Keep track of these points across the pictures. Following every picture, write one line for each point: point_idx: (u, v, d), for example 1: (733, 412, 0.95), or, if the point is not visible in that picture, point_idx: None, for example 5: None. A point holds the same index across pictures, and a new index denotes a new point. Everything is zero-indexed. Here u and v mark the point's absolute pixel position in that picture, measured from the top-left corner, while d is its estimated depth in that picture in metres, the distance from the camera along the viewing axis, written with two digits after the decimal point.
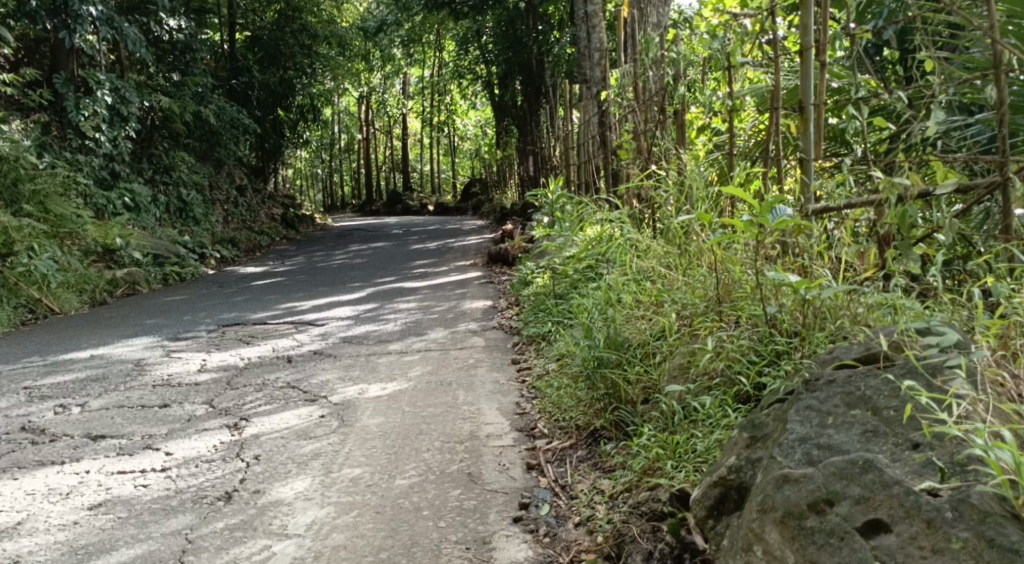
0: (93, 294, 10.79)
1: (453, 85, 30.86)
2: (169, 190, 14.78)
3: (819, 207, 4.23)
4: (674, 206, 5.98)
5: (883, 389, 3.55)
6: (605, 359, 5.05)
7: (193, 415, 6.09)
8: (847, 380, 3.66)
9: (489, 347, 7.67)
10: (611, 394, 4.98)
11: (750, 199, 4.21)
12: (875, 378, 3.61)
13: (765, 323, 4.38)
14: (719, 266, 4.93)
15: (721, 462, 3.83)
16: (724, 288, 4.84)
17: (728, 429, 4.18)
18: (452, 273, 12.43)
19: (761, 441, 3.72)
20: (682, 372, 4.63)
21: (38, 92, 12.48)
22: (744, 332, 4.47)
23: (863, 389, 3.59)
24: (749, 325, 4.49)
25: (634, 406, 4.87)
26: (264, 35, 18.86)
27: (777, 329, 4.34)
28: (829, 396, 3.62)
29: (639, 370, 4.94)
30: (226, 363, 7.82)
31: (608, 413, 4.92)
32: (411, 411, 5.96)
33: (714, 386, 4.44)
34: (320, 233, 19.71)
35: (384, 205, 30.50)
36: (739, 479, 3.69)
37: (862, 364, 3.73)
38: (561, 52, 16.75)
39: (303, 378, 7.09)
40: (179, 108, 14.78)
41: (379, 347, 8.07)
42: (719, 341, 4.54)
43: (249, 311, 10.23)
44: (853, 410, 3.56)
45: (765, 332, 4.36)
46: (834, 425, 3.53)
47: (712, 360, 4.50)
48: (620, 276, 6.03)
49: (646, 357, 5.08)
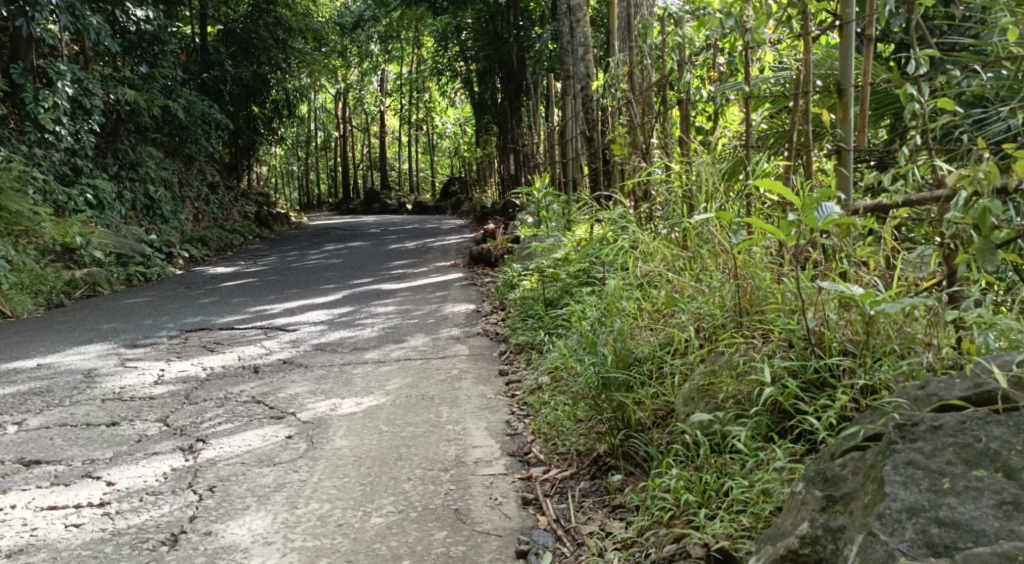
0: (50, 296, 10.11)
1: (431, 83, 30.20)
2: (135, 187, 14.06)
3: (869, 205, 3.73)
4: (682, 205, 5.45)
5: (1013, 443, 3.08)
6: (610, 376, 4.45)
7: (143, 436, 5.55)
8: (959, 429, 3.17)
9: (474, 356, 7.05)
10: (616, 419, 4.36)
11: (788, 194, 3.66)
12: (999, 426, 3.14)
13: (804, 340, 3.89)
14: (739, 273, 4.42)
15: (785, 527, 3.28)
16: (746, 298, 4.33)
17: (772, 473, 3.61)
18: (433, 274, 11.82)
19: (840, 505, 3.19)
20: (702, 394, 4.07)
21: None
22: (777, 351, 3.98)
23: (986, 442, 3.11)
24: (781, 341, 4.00)
25: (646, 432, 4.29)
26: (237, 28, 18.20)
27: (818, 344, 3.87)
28: (938, 449, 3.13)
29: (651, 390, 4.37)
30: (185, 374, 7.16)
31: (616, 440, 4.31)
32: (389, 431, 5.33)
33: (745, 414, 3.91)
34: (295, 231, 19.01)
35: (361, 205, 29.83)
36: (816, 552, 3.13)
37: (972, 405, 3.28)
38: (541, 47, 16.12)
39: (270, 392, 6.44)
40: (146, 101, 14.08)
41: (356, 356, 7.44)
42: (748, 359, 4.04)
43: (216, 314, 9.57)
44: (975, 470, 3.05)
45: (803, 350, 3.89)
46: (954, 493, 3.00)
47: (741, 381, 3.98)
48: (621, 283, 5.47)
49: (657, 376, 4.53)
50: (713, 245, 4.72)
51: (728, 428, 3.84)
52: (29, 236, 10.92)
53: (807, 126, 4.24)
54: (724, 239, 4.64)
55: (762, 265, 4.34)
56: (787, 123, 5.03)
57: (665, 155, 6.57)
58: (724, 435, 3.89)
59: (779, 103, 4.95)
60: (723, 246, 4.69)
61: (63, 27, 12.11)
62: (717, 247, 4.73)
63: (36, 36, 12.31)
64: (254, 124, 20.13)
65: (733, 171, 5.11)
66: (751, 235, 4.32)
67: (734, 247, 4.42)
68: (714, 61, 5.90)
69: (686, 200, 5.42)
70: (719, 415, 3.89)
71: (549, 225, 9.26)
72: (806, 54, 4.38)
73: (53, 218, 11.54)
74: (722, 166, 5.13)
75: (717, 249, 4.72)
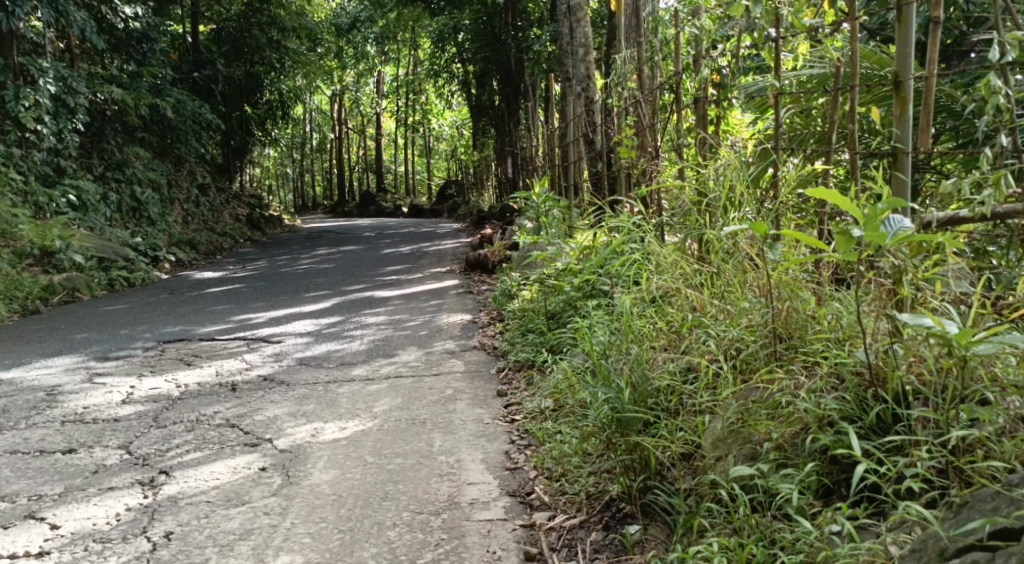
0: (25, 302, 9.53)
1: (428, 84, 29.56)
2: (121, 188, 13.48)
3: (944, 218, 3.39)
4: (701, 213, 4.94)
5: None
6: (628, 412, 3.96)
7: (101, 466, 4.99)
8: None
9: (469, 374, 6.46)
10: (632, 460, 3.88)
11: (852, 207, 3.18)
12: None
13: (857, 378, 3.48)
14: (775, 292, 3.97)
15: None
16: (782, 322, 3.92)
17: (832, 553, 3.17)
18: (427, 281, 11.26)
19: None
20: (735, 437, 3.66)
21: None
22: (825, 389, 3.58)
23: None
24: (829, 376, 3.61)
25: (667, 477, 3.82)
26: (229, 27, 17.63)
27: (878, 381, 3.45)
28: None
29: (673, 426, 3.89)
30: (157, 393, 6.57)
31: (634, 485, 3.85)
32: (375, 464, 4.76)
33: (790, 464, 3.50)
34: (287, 234, 18.41)
35: (357, 207, 29.25)
36: None
37: None
38: (540, 47, 15.48)
39: (246, 415, 5.87)
40: (133, 100, 13.49)
41: (342, 371, 6.88)
42: (792, 399, 3.61)
43: (197, 324, 8.99)
44: None
45: (858, 389, 3.47)
46: None
47: (781, 423, 3.59)
48: (634, 299, 4.95)
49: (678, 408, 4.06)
50: (743, 260, 4.23)
51: (775, 485, 3.40)
52: (6, 239, 10.40)
53: (855, 124, 3.75)
54: (757, 254, 4.17)
55: (802, 286, 3.93)
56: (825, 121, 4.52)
57: (678, 157, 5.99)
58: (770, 491, 3.44)
59: (814, 99, 4.46)
60: (754, 262, 4.21)
61: (45, 22, 11.52)
62: (745, 262, 4.24)
63: (18, 32, 11.73)
64: (247, 125, 19.54)
65: (761, 173, 4.61)
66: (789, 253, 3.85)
67: (769, 264, 3.95)
68: (735, 54, 5.33)
69: (705, 208, 4.91)
70: (762, 469, 3.46)
71: (549, 231, 8.69)
72: (853, 41, 3.86)
73: (32, 220, 10.98)
74: (749, 170, 4.60)
75: (747, 265, 4.23)
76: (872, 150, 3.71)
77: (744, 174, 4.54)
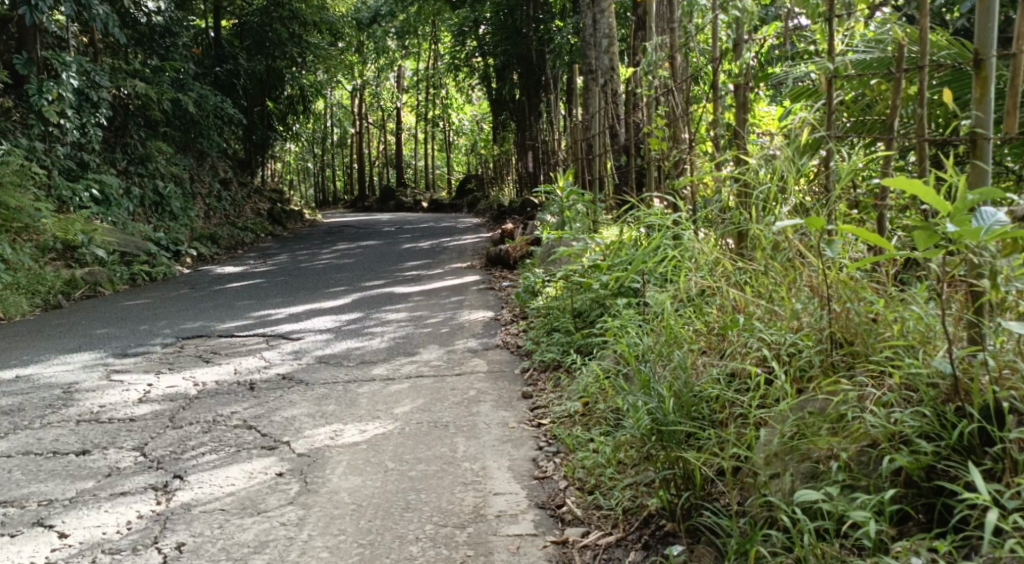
0: (48, 296, 9.39)
1: (448, 79, 29.38)
2: (144, 182, 13.32)
3: None
4: (743, 210, 4.75)
5: None
6: (672, 424, 3.78)
7: (116, 469, 4.82)
8: None
9: (493, 375, 6.26)
10: (675, 475, 3.72)
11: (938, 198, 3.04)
12: None
13: (933, 390, 3.30)
14: (832, 293, 3.80)
15: None
16: (841, 326, 3.75)
17: None
18: (448, 276, 11.05)
19: None
20: (788, 452, 3.48)
21: None
22: (897, 402, 3.40)
23: None
24: (901, 387, 3.43)
25: (714, 499, 3.65)
26: (252, 21, 17.43)
27: (961, 394, 3.26)
28: None
29: (721, 438, 3.71)
30: (174, 392, 6.39)
31: (679, 506, 3.68)
32: (396, 471, 4.57)
33: (859, 486, 3.31)
34: (309, 228, 18.27)
35: (377, 202, 29.10)
36: None
37: None
38: (563, 40, 15.25)
39: (264, 416, 5.67)
40: (156, 95, 13.36)
41: (363, 371, 6.67)
42: (858, 413, 3.42)
43: (217, 319, 8.82)
44: None
45: (935, 404, 3.29)
46: None
47: (844, 438, 3.41)
48: (671, 298, 4.76)
49: (723, 421, 3.88)
50: (794, 259, 4.03)
51: (846, 512, 3.20)
52: (29, 233, 10.25)
53: (923, 107, 3.67)
54: (810, 251, 3.97)
55: (865, 286, 3.76)
56: (886, 107, 4.36)
57: (717, 149, 5.78)
58: (837, 517, 3.25)
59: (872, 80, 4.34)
60: (807, 260, 4.01)
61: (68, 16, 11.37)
62: (796, 261, 4.03)
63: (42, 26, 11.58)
64: (268, 119, 19.39)
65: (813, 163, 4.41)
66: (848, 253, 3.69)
67: (826, 264, 3.79)
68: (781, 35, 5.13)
69: (749, 203, 4.71)
70: (833, 496, 3.26)
71: (574, 226, 8.48)
72: (922, 19, 3.78)
73: (55, 214, 10.83)
74: (802, 159, 4.37)
75: (798, 263, 4.04)
76: (942, 136, 3.60)
77: (797, 164, 4.31)
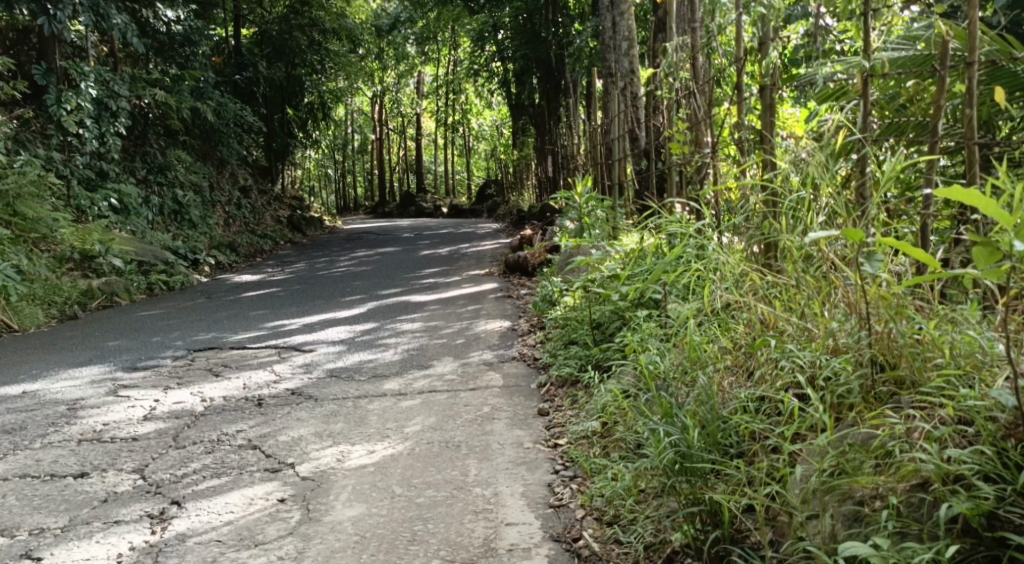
0: (64, 307, 9.21)
1: (468, 83, 29.16)
2: (163, 191, 13.15)
3: None
4: (770, 220, 4.51)
5: None
6: (698, 456, 3.60)
7: (112, 495, 4.56)
8: None
9: (508, 390, 5.99)
10: (703, 512, 3.52)
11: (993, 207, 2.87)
12: None
13: (992, 425, 3.06)
14: (869, 311, 3.59)
15: None
16: (882, 347, 3.53)
17: None
18: (466, 284, 10.81)
19: None
20: (827, 490, 3.24)
21: (16, 84, 10.88)
22: (951, 437, 3.14)
23: None
24: (955, 420, 3.18)
25: (745, 542, 3.45)
26: (271, 29, 17.13)
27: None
28: None
29: (752, 473, 3.50)
30: (180, 408, 6.05)
31: (706, 548, 3.48)
32: (403, 498, 4.33)
33: (911, 534, 3.04)
34: (327, 235, 18.05)
35: (397, 208, 28.92)
36: None
37: None
38: (582, 44, 15.00)
39: (269, 435, 5.37)
40: (176, 103, 13.20)
41: (376, 385, 6.43)
42: (909, 449, 3.16)
43: (230, 330, 8.61)
44: None
45: (994, 439, 3.05)
46: None
47: (892, 476, 3.16)
48: (694, 313, 4.52)
49: (754, 450, 3.66)
50: (829, 273, 3.81)
51: None
52: (45, 243, 10.08)
53: (974, 109, 3.56)
54: (846, 266, 3.75)
55: (907, 303, 3.54)
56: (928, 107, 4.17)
57: (742, 153, 5.57)
58: None
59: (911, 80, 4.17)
60: (842, 275, 3.79)
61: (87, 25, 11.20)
62: (831, 275, 3.81)
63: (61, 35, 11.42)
64: (288, 126, 19.21)
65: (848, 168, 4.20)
66: (888, 267, 3.48)
67: (863, 281, 3.58)
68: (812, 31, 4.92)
69: (779, 212, 4.48)
70: (884, 546, 2.98)
71: (593, 233, 8.21)
72: (970, 12, 3.60)
73: (73, 224, 10.66)
74: (836, 165, 4.20)
75: (833, 278, 3.82)
76: (993, 141, 3.47)
77: (830, 169, 4.11)
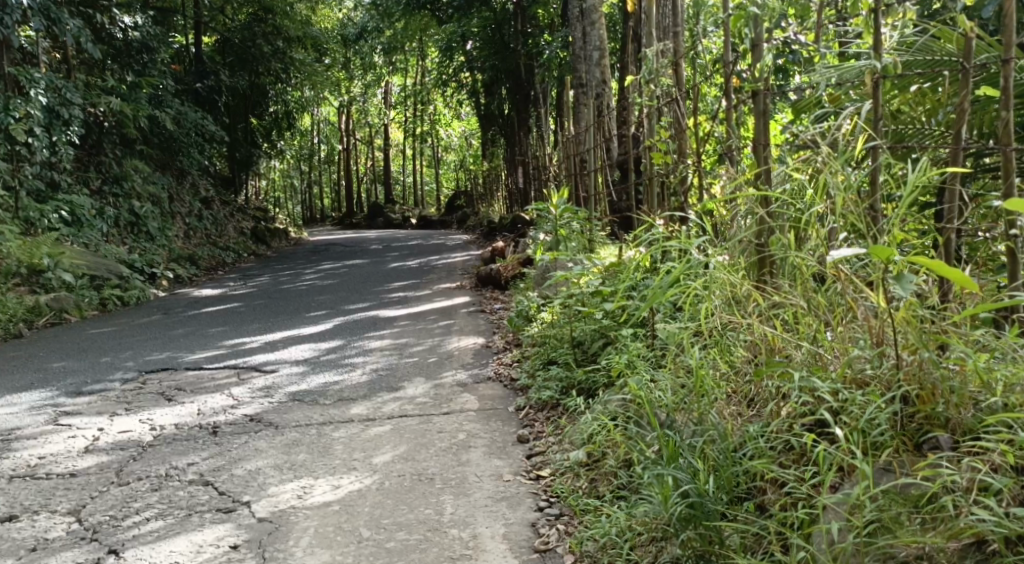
0: (8, 324, 8.62)
1: (437, 95, 28.68)
2: (119, 202, 12.55)
3: None
4: (770, 230, 4.12)
5: None
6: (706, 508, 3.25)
7: (43, 543, 4.08)
8: None
9: (484, 415, 5.53)
10: None
11: None
12: None
13: None
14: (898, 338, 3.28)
15: None
16: (912, 378, 3.24)
17: None
18: (437, 298, 10.36)
19: None
20: (870, 551, 2.94)
21: None
22: (1010, 489, 2.92)
23: None
24: (1012, 469, 2.96)
25: None
26: (233, 38, 16.64)
27: None
28: None
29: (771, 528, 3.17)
30: (126, 438, 5.53)
31: None
32: (373, 545, 3.90)
33: None
34: (293, 247, 17.51)
35: (366, 220, 28.38)
36: None
37: None
38: (552, 54, 14.61)
39: (224, 468, 4.87)
40: (132, 112, 12.61)
41: (342, 408, 5.94)
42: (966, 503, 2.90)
43: (186, 350, 8.08)
44: None
45: None
46: None
47: (946, 532, 2.89)
48: (689, 333, 4.11)
49: (768, 496, 3.33)
50: (845, 294, 3.48)
51: None
52: None
53: (1009, 111, 3.21)
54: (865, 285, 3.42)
55: (941, 332, 3.26)
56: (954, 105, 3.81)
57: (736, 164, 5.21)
58: None
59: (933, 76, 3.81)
60: (861, 297, 3.47)
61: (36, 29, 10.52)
62: (847, 296, 3.48)
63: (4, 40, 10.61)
64: (252, 136, 18.65)
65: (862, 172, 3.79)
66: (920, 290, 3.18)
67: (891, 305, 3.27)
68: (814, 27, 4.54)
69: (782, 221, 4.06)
70: None
71: (570, 244, 7.78)
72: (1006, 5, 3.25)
73: (20, 237, 10.06)
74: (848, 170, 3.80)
75: (849, 299, 3.49)
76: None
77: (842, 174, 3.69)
